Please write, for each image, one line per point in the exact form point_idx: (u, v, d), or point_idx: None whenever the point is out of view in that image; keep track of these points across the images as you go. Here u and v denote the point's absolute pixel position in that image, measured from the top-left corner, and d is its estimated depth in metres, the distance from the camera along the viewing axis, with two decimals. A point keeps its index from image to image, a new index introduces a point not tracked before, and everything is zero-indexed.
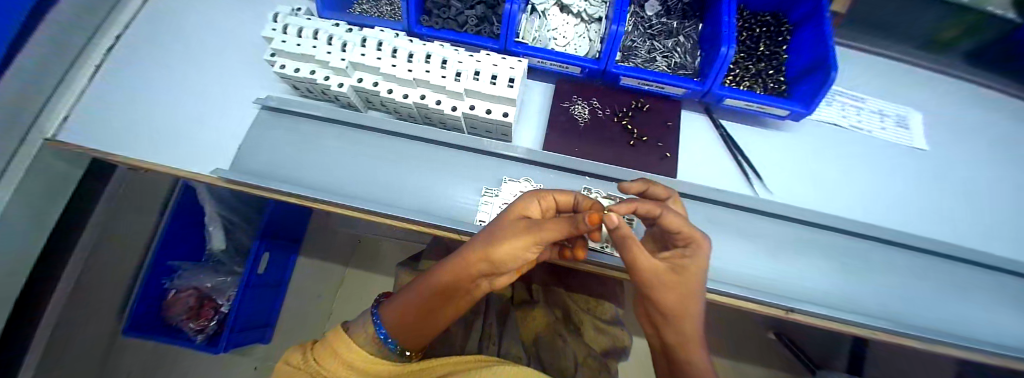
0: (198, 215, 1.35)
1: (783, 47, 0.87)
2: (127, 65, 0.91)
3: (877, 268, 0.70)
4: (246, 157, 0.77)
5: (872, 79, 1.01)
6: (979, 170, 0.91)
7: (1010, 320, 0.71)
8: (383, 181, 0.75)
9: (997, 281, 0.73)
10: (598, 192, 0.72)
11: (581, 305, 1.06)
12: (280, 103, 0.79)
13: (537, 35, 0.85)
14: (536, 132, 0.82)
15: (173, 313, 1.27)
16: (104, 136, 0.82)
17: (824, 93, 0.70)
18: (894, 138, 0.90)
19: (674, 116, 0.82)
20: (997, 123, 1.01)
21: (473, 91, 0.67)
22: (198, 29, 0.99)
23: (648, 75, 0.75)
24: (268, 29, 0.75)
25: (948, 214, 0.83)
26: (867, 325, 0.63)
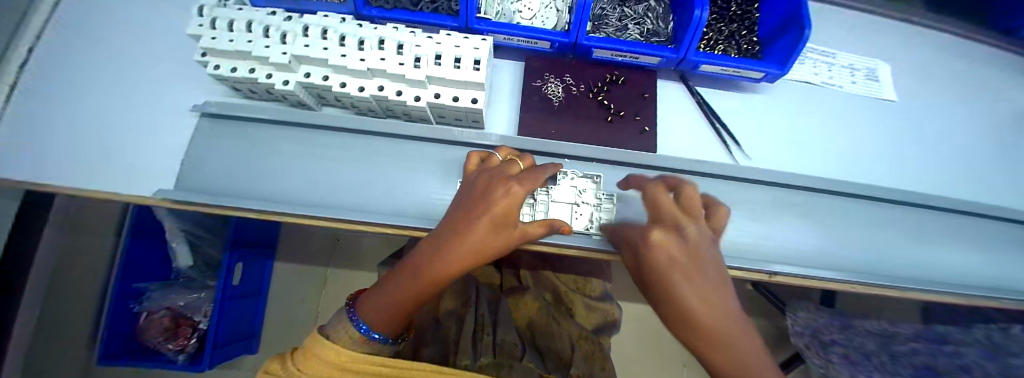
0: (157, 234, 1.25)
1: (754, 5, 0.84)
2: (46, 77, 0.79)
3: (851, 222, 0.72)
4: (195, 171, 0.70)
5: (842, 32, 1.00)
6: (942, 116, 0.93)
7: (969, 258, 0.76)
8: (349, 184, 0.69)
9: (960, 222, 0.77)
10: (576, 174, 0.70)
11: (569, 285, 1.07)
12: (221, 108, 0.71)
13: (501, 9, 0.78)
14: (509, 116, 0.77)
15: (149, 336, 1.20)
16: (25, 160, 0.72)
17: (798, 52, 0.68)
18: (864, 92, 0.90)
19: (650, 88, 0.79)
20: (959, 68, 1.03)
21: (436, 77, 0.62)
22: (122, 29, 0.86)
23: (620, 45, 0.71)
24: (192, 25, 0.66)
25: (912, 162, 0.86)
26: (841, 279, 0.66)
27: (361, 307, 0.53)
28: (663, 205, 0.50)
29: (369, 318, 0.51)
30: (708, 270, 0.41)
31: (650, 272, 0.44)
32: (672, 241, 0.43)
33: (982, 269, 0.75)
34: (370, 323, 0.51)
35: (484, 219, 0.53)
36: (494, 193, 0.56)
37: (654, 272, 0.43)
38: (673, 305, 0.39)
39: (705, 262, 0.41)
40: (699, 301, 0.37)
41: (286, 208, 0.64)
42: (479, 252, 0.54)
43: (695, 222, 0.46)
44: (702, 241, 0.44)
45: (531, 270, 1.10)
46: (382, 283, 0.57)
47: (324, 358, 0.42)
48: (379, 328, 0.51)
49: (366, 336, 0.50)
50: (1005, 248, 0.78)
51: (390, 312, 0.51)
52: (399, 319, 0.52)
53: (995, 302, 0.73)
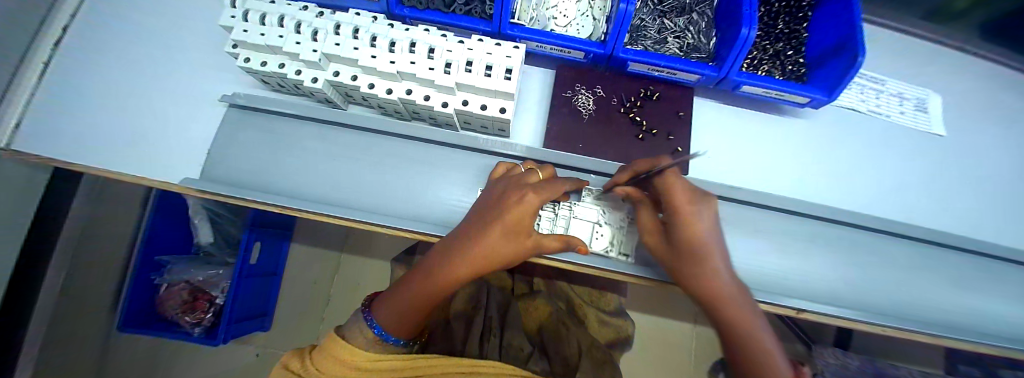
0: (182, 211, 1.30)
1: (803, 24, 0.81)
2: (78, 57, 0.81)
3: (886, 261, 0.69)
4: (221, 162, 0.70)
5: (893, 57, 0.95)
6: (991, 153, 0.89)
7: (1012, 309, 0.71)
8: (372, 185, 0.69)
9: (1000, 269, 0.73)
10: (599, 192, 0.68)
11: (584, 298, 1.07)
12: (248, 100, 0.71)
13: (535, 15, 0.76)
14: (536, 126, 0.75)
15: (168, 307, 1.24)
16: (55, 139, 0.73)
17: (850, 79, 0.64)
18: (912, 123, 0.86)
19: (686, 106, 0.76)
20: (1012, 104, 0.97)
21: (466, 85, 0.60)
22: (154, 12, 0.87)
23: (658, 60, 0.68)
24: (225, 16, 0.65)
25: (955, 202, 0.82)
26: (872, 322, 0.63)
27: (376, 308, 0.53)
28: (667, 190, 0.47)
29: (382, 320, 0.51)
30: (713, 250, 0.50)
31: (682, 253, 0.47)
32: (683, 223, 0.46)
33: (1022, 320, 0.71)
34: (382, 323, 0.51)
35: (503, 224, 0.52)
36: (510, 197, 0.54)
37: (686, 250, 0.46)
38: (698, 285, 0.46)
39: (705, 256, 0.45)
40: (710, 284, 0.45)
41: (307, 207, 0.64)
42: (492, 260, 0.53)
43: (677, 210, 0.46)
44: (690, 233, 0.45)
45: (545, 277, 1.08)
46: (396, 285, 0.56)
47: (337, 358, 0.45)
48: (391, 330, 0.51)
49: (378, 336, 0.51)
50: None
51: (404, 315, 0.51)
52: (410, 323, 0.52)
53: None
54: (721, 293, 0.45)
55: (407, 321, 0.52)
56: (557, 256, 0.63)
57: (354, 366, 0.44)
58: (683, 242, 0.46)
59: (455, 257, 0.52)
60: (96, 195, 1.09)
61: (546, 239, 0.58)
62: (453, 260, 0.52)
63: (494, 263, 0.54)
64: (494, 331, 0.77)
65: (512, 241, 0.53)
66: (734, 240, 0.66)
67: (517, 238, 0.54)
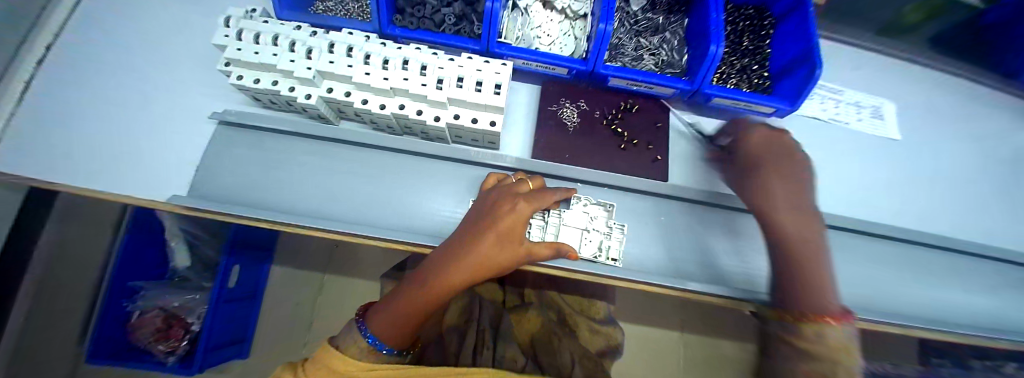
0: (158, 233, 1.25)
1: (766, 42, 0.88)
2: (57, 75, 0.80)
3: (853, 257, 0.74)
4: (210, 177, 0.70)
5: (848, 70, 1.04)
6: (942, 155, 0.97)
7: (970, 299, 0.77)
8: (364, 199, 0.69)
9: (958, 261, 0.79)
10: (589, 199, 0.71)
11: (574, 307, 1.07)
12: (240, 117, 0.72)
13: (521, 34, 0.80)
14: (524, 138, 0.78)
15: (139, 336, 1.17)
16: (30, 159, 0.71)
17: (808, 90, 0.71)
18: (870, 130, 0.94)
19: (664, 117, 0.81)
20: (959, 110, 1.06)
21: (457, 99, 0.63)
22: (139, 31, 0.88)
23: (637, 75, 0.74)
24: (218, 35, 0.67)
25: (913, 201, 0.89)
26: (846, 315, 0.67)
27: (370, 317, 0.53)
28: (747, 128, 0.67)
29: (376, 330, 0.51)
30: (772, 196, 0.58)
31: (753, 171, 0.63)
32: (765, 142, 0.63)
33: (979, 308, 0.77)
34: (377, 332, 0.51)
35: (498, 230, 0.54)
36: (503, 205, 0.57)
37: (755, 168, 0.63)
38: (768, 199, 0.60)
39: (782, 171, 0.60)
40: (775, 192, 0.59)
41: (298, 220, 0.64)
42: (488, 265, 0.54)
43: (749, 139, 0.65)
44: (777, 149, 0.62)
45: (536, 288, 1.07)
46: (390, 295, 0.57)
47: (332, 369, 0.45)
48: (385, 339, 0.51)
49: (372, 346, 0.51)
50: (1000, 290, 0.80)
51: (400, 323, 0.51)
52: (404, 332, 0.52)
53: (997, 343, 0.74)
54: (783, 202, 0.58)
55: (403, 330, 0.52)
56: (550, 263, 0.64)
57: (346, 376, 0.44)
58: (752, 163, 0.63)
59: (452, 264, 0.53)
60: (65, 217, 1.04)
61: (538, 246, 0.60)
62: (450, 267, 0.53)
63: (490, 269, 0.55)
64: (487, 343, 0.76)
65: (507, 247, 0.55)
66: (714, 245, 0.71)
67: (512, 244, 0.56)
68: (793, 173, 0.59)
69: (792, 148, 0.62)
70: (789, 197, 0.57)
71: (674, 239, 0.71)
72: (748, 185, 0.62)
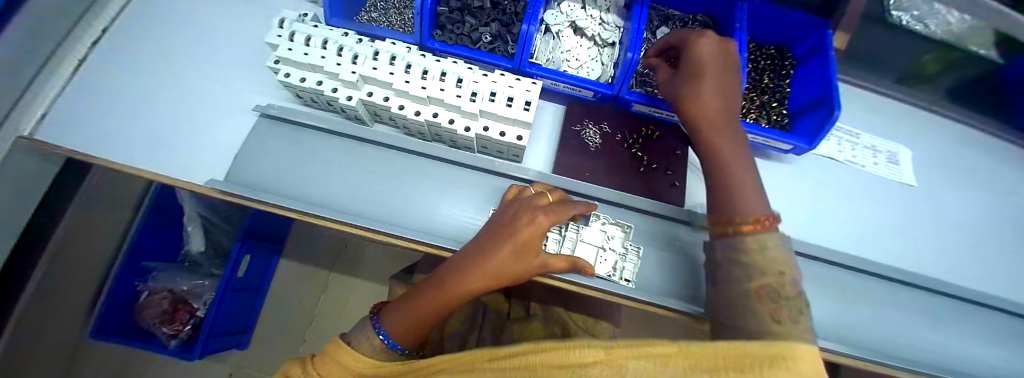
0: (177, 217, 1.29)
1: (786, 81, 0.92)
2: (115, 59, 0.86)
3: (863, 298, 0.75)
4: (244, 165, 0.74)
5: (864, 113, 1.06)
6: (958, 204, 0.97)
7: (982, 352, 0.76)
8: (391, 200, 0.72)
9: (971, 313, 0.79)
10: (606, 218, 0.73)
11: (579, 324, 1.02)
12: (281, 111, 0.76)
13: (551, 56, 0.85)
14: (546, 153, 0.81)
15: (145, 316, 1.19)
16: (79, 133, 0.76)
17: (827, 131, 0.73)
18: (885, 174, 0.95)
19: (682, 145, 0.84)
20: (976, 161, 1.07)
21: (489, 112, 0.67)
22: (192, 24, 0.94)
23: (660, 103, 0.77)
24: (273, 35, 0.72)
25: (928, 248, 0.89)
26: (856, 356, 0.67)
27: (385, 316, 0.55)
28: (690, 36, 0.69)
29: (392, 328, 0.53)
30: (704, 96, 0.62)
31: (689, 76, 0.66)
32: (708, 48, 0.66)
33: (992, 363, 0.76)
34: (391, 333, 0.53)
35: (515, 241, 0.55)
36: (523, 218, 0.58)
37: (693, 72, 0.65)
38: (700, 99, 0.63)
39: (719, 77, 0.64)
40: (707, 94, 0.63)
41: (327, 214, 0.67)
42: (503, 275, 0.56)
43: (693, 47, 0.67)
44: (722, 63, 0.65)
45: (543, 302, 1.06)
46: (405, 295, 0.59)
47: (340, 363, 0.47)
48: (398, 339, 0.53)
49: (385, 345, 0.53)
50: (1012, 346, 0.79)
51: (413, 324, 0.54)
52: (416, 333, 0.54)
53: None
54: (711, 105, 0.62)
55: (415, 332, 0.54)
56: (562, 276, 0.66)
57: (355, 372, 0.47)
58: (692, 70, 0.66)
59: (467, 269, 0.55)
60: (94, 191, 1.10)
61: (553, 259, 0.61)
62: (465, 272, 0.55)
63: (503, 278, 0.57)
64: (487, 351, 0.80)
65: (521, 257, 0.56)
66: None
67: (526, 254, 0.57)
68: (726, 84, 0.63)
69: (731, 58, 0.66)
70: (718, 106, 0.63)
71: (686, 265, 0.72)
72: (684, 83, 0.66)
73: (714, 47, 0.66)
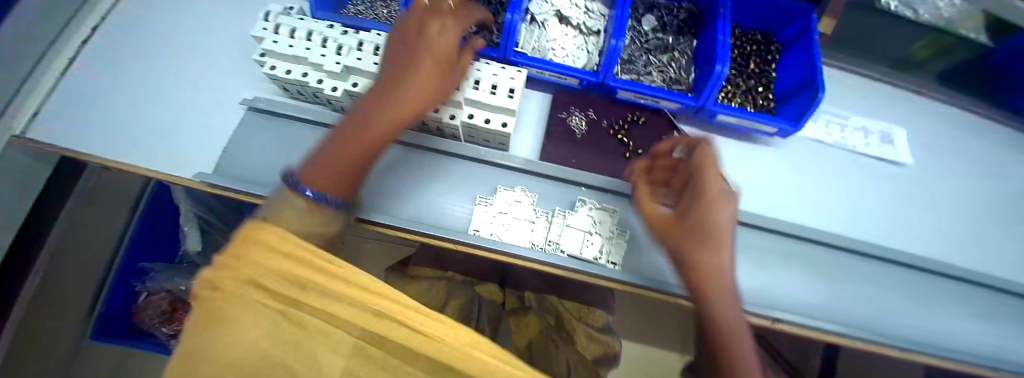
0: (173, 217, 1.26)
1: (772, 66, 0.92)
2: (104, 57, 0.87)
3: (853, 277, 0.75)
4: (234, 158, 0.74)
5: (853, 97, 1.06)
6: (950, 185, 0.98)
7: (973, 329, 0.77)
8: (378, 188, 0.72)
9: (963, 292, 0.79)
10: (592, 204, 0.74)
11: (573, 313, 1.03)
12: (269, 105, 0.77)
13: (536, 45, 0.85)
14: (533, 141, 0.82)
15: (144, 317, 1.20)
16: (69, 131, 0.77)
17: (810, 113, 0.74)
18: (875, 155, 0.95)
19: (669, 130, 0.84)
20: (968, 142, 1.07)
21: (474, 100, 0.67)
22: (178, 21, 0.94)
23: (644, 89, 0.78)
24: (258, 29, 0.72)
25: (919, 227, 0.89)
26: (846, 334, 0.67)
27: (308, 175, 0.45)
28: (708, 170, 0.55)
29: (315, 181, 0.45)
30: (703, 264, 0.49)
31: (692, 226, 0.52)
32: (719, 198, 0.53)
33: (984, 340, 0.77)
34: (317, 183, 0.45)
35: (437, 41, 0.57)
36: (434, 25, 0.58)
37: (699, 220, 0.52)
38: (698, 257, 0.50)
39: (726, 237, 0.52)
40: (710, 253, 0.50)
41: None
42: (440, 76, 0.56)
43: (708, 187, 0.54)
44: (731, 220, 0.53)
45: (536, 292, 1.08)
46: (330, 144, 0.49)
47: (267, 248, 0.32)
48: (331, 190, 0.46)
49: (313, 199, 0.43)
50: (1000, 322, 0.79)
51: (355, 158, 0.49)
52: (354, 171, 0.49)
53: (999, 375, 0.74)
54: (716, 266, 0.49)
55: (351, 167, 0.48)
56: (548, 260, 0.66)
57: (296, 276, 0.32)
58: (698, 215, 0.52)
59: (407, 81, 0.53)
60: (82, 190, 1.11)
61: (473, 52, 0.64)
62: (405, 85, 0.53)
63: (441, 71, 0.56)
64: None
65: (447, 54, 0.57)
66: None
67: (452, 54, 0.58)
68: (729, 234, 0.52)
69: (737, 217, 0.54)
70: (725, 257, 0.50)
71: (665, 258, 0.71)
72: (683, 236, 0.52)
73: (727, 200, 0.53)
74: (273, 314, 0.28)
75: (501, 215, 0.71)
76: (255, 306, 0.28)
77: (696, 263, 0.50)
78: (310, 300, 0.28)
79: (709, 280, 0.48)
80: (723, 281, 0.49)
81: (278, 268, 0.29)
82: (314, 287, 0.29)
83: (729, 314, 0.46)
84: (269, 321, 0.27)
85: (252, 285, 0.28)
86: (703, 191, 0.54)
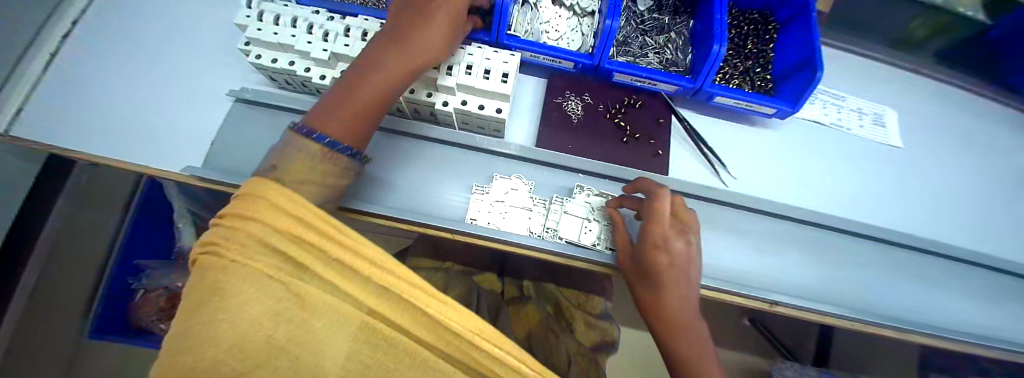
0: (167, 215, 1.26)
1: (770, 45, 0.90)
2: (84, 50, 0.83)
3: (851, 259, 0.76)
4: (225, 152, 0.73)
5: (852, 78, 1.05)
6: (948, 165, 0.98)
7: (968, 307, 0.78)
8: (372, 179, 0.70)
9: (959, 271, 0.80)
10: (589, 190, 0.73)
11: (572, 301, 1.05)
12: (256, 95, 0.75)
13: (529, 28, 0.83)
14: (529, 127, 0.81)
15: (142, 314, 1.19)
16: (50, 127, 0.74)
17: (809, 92, 0.73)
18: (872, 136, 0.95)
19: (665, 114, 0.83)
20: (966, 121, 1.07)
21: (467, 86, 0.65)
22: (160, 12, 0.91)
23: (641, 71, 0.76)
24: (240, 16, 0.70)
25: (916, 208, 0.89)
26: (844, 315, 0.68)
27: (321, 123, 0.47)
28: (658, 220, 0.55)
29: (324, 126, 0.47)
30: (663, 313, 0.53)
31: (649, 277, 0.55)
32: (671, 248, 0.54)
33: (979, 317, 0.78)
34: (331, 131, 0.47)
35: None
36: None
37: (654, 273, 0.54)
38: (658, 307, 0.54)
39: (683, 288, 0.53)
40: (668, 304, 0.53)
41: None
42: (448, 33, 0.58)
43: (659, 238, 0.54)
44: (686, 269, 0.54)
45: (535, 281, 1.08)
46: (342, 94, 0.50)
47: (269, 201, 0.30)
48: (347, 139, 0.48)
49: (327, 145, 0.46)
50: (996, 300, 0.80)
51: (370, 106, 0.51)
52: (371, 120, 0.52)
53: (992, 350, 0.75)
54: (673, 316, 0.53)
55: (366, 116, 0.51)
56: (545, 247, 0.66)
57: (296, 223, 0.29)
58: (652, 265, 0.54)
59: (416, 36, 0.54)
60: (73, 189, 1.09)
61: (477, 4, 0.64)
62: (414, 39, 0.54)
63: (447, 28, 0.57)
64: None
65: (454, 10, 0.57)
66: (713, 241, 0.72)
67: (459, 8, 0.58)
68: (687, 281, 0.54)
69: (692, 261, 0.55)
70: (682, 290, 0.53)
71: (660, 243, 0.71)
72: (644, 287, 0.56)
73: (680, 251, 0.54)
74: (278, 289, 0.27)
75: (497, 203, 0.70)
76: (261, 279, 0.27)
77: (658, 310, 0.54)
78: (319, 269, 0.27)
79: (670, 328, 0.53)
80: (685, 326, 0.53)
81: (285, 228, 0.28)
82: (325, 256, 0.28)
83: (693, 358, 0.51)
84: (275, 297, 0.26)
85: (259, 251, 0.28)
86: (657, 243, 0.54)
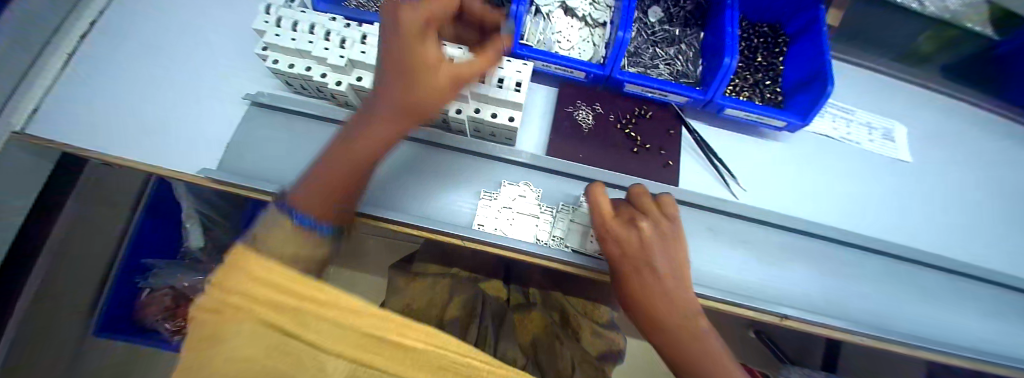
0: (174, 215, 1.27)
1: (780, 58, 0.91)
2: (101, 52, 0.85)
3: (861, 273, 0.75)
4: (239, 155, 0.73)
5: (860, 91, 1.06)
6: (956, 180, 0.97)
7: (979, 324, 0.77)
8: (384, 184, 0.71)
9: (968, 287, 0.80)
10: None
11: (579, 310, 1.03)
12: (271, 99, 0.76)
13: (542, 37, 0.84)
14: (539, 135, 0.81)
15: (147, 313, 1.19)
16: (69, 127, 0.75)
17: (820, 105, 0.73)
18: (880, 150, 0.95)
19: (676, 124, 0.84)
20: (975, 137, 1.07)
21: (480, 94, 0.66)
22: (178, 15, 0.93)
23: (652, 82, 0.77)
24: (260, 21, 0.71)
25: (926, 223, 0.89)
26: (854, 330, 0.67)
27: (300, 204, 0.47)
28: (603, 212, 0.58)
29: (304, 205, 0.47)
30: (641, 309, 0.54)
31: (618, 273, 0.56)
32: (626, 237, 0.55)
33: (990, 334, 0.77)
34: (308, 212, 0.47)
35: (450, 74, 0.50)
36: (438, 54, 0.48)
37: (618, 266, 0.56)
38: (635, 306, 0.55)
39: (652, 277, 0.54)
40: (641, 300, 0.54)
41: None
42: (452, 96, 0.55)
43: (612, 231, 0.56)
44: (650, 254, 0.54)
45: (540, 289, 1.08)
46: (336, 165, 0.50)
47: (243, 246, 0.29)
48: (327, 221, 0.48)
49: (306, 227, 0.46)
50: (1007, 317, 0.80)
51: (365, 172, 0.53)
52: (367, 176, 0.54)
53: (1005, 369, 0.74)
54: (651, 311, 0.53)
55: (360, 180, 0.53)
56: (557, 256, 0.66)
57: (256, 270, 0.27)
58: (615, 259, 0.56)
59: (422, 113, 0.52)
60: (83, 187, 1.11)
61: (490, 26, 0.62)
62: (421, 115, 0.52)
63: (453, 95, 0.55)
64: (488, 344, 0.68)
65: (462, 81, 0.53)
66: (722, 253, 0.72)
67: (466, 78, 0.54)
68: (655, 268, 0.54)
69: (650, 239, 0.55)
70: (651, 282, 0.54)
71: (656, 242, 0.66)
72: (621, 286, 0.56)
73: (633, 237, 0.55)
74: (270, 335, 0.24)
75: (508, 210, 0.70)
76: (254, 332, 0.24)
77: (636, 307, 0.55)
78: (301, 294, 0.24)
79: (653, 322, 0.54)
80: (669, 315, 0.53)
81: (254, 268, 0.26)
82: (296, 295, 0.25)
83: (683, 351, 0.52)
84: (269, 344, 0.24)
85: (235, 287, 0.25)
86: (608, 234, 0.56)
